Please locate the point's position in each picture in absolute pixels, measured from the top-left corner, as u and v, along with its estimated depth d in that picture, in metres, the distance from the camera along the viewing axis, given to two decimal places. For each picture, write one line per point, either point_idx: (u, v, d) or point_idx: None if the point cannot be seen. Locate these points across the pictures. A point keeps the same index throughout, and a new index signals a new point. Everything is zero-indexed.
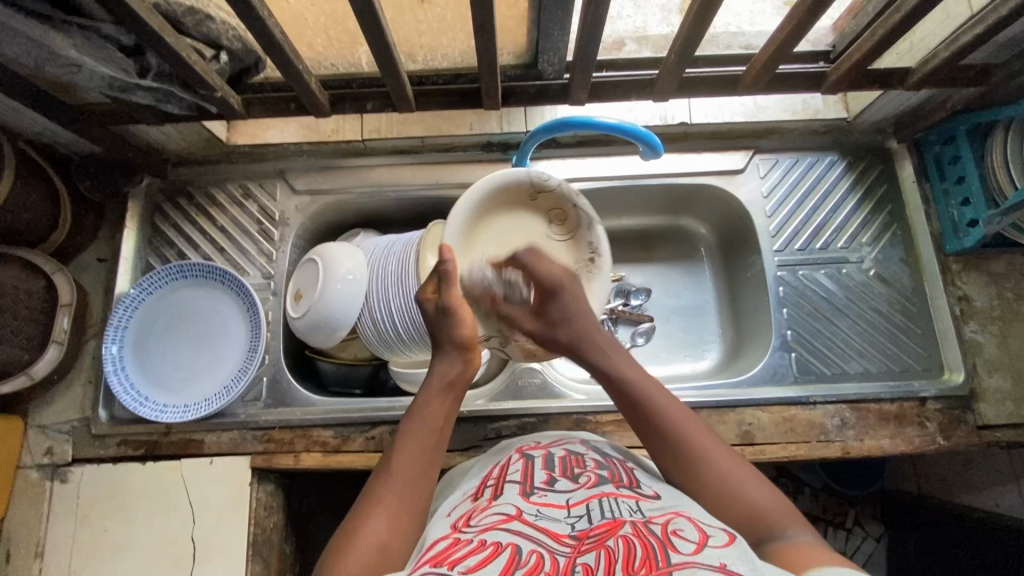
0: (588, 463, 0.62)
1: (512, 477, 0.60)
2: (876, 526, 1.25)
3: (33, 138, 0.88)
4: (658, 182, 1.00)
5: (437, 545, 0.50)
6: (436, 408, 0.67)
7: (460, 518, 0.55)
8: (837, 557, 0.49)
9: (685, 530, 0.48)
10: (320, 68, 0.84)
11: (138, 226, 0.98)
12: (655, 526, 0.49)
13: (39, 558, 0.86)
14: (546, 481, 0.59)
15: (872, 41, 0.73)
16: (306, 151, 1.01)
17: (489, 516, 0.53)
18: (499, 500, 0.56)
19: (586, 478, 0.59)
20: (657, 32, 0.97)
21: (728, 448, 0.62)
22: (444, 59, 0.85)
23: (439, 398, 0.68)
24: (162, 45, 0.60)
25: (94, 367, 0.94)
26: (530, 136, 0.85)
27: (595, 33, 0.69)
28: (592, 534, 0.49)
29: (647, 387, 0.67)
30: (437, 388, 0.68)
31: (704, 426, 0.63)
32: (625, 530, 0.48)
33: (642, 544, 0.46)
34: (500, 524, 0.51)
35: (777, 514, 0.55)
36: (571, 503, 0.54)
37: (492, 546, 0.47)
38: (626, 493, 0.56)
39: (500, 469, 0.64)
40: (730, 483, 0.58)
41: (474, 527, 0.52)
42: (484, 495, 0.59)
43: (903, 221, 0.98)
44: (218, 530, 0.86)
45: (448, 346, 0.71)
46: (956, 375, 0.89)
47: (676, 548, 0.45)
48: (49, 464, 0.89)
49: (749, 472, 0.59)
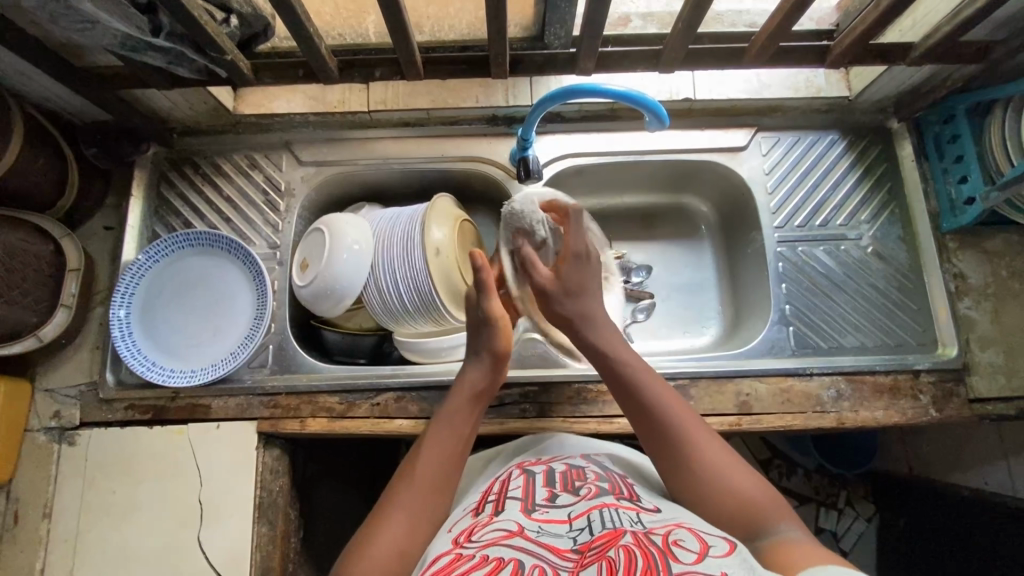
0: (589, 476, 0.65)
1: (513, 493, 0.62)
2: (867, 507, 1.31)
3: (40, 103, 0.88)
4: (660, 159, 1.01)
5: (439, 560, 0.52)
6: (462, 418, 0.70)
7: (461, 534, 0.57)
8: (830, 556, 0.52)
9: (685, 541, 0.50)
10: (328, 37, 0.85)
11: (144, 194, 0.99)
12: (656, 537, 0.51)
13: (48, 519, 0.87)
14: (547, 497, 0.61)
15: (876, 13, 0.74)
16: (312, 122, 1.01)
17: (490, 532, 0.55)
18: (501, 516, 0.58)
19: (587, 490, 0.61)
20: (663, 10, 0.97)
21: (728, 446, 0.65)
22: (451, 31, 0.86)
23: (466, 405, 0.71)
24: (176, 3, 0.60)
25: (101, 333, 0.95)
26: (536, 106, 0.85)
27: (603, 2, 0.70)
28: (594, 546, 0.50)
29: (648, 375, 0.70)
30: (468, 395, 0.72)
31: (702, 422, 0.67)
32: (626, 541, 0.49)
33: (644, 554, 0.47)
34: (502, 540, 0.53)
35: (765, 507, 0.59)
36: (573, 517, 0.56)
37: (495, 561, 0.49)
38: (626, 505, 0.58)
39: (501, 484, 0.67)
40: (726, 481, 0.61)
41: (475, 542, 0.53)
42: (485, 511, 0.60)
43: (902, 200, 0.99)
44: (225, 493, 0.87)
45: (483, 354, 0.74)
46: (950, 349, 0.92)
47: (678, 558, 0.47)
48: (57, 427, 0.91)
49: (746, 472, 0.62)
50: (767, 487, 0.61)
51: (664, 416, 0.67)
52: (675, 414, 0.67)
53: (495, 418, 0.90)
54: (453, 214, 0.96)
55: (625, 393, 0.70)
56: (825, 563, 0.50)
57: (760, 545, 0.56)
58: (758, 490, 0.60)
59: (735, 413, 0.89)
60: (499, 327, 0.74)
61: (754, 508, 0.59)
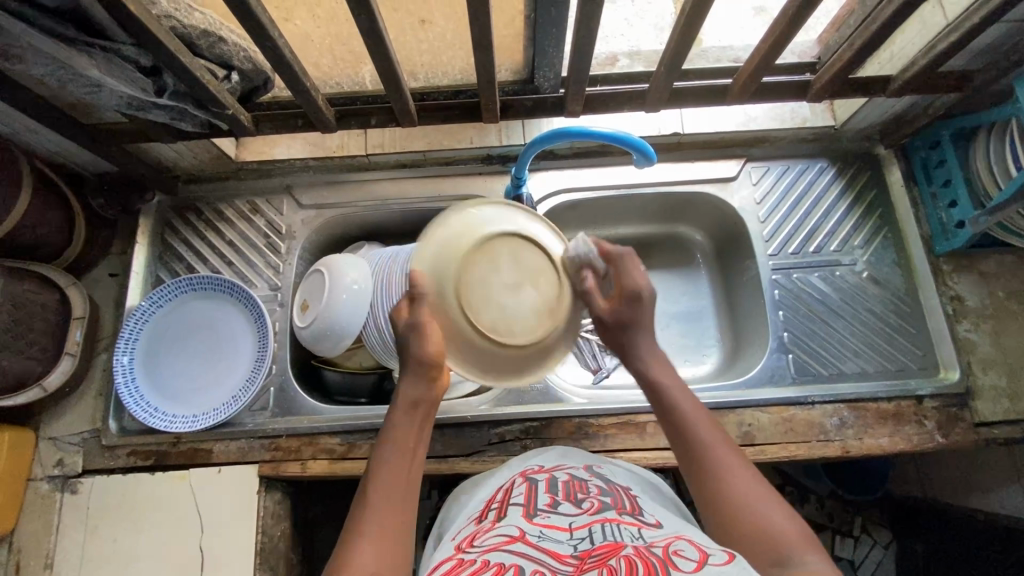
0: (591, 488, 0.64)
1: (516, 500, 0.62)
2: (885, 533, 1.24)
3: (49, 157, 0.92)
4: (653, 191, 1.03)
5: (441, 564, 0.51)
6: (409, 430, 0.66)
7: (465, 540, 0.56)
8: None
9: (686, 551, 0.49)
10: (326, 86, 0.88)
11: (149, 241, 1.01)
12: (656, 549, 0.50)
13: (49, 569, 0.86)
14: (549, 503, 0.60)
15: (852, 50, 0.76)
16: (313, 166, 1.04)
17: (493, 537, 0.54)
18: (504, 522, 0.57)
19: (589, 503, 0.60)
20: (650, 49, 1.01)
21: (766, 481, 0.61)
22: (444, 77, 0.89)
23: (410, 418, 0.67)
24: (179, 66, 0.63)
25: (104, 379, 0.96)
26: (528, 147, 0.88)
27: (587, 48, 0.73)
28: (594, 555, 0.49)
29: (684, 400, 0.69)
30: (412, 407, 0.68)
31: (740, 453, 0.64)
32: (627, 551, 0.49)
33: (644, 563, 0.46)
34: (503, 544, 0.52)
35: (797, 543, 0.54)
36: (575, 526, 0.55)
37: (495, 564, 0.48)
38: (628, 520, 0.57)
39: (504, 492, 0.66)
40: (757, 513, 0.57)
41: (477, 547, 0.53)
42: (488, 518, 0.60)
43: (893, 224, 1.00)
44: (227, 539, 0.86)
45: (413, 363, 0.67)
46: (952, 373, 0.91)
47: (677, 567, 0.46)
48: (60, 475, 0.91)
49: (781, 506, 0.58)
50: (800, 522, 0.56)
51: (699, 444, 0.64)
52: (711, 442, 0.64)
53: (496, 455, 0.90)
54: None
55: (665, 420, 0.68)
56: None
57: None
58: (789, 526, 0.56)
59: (738, 444, 0.88)
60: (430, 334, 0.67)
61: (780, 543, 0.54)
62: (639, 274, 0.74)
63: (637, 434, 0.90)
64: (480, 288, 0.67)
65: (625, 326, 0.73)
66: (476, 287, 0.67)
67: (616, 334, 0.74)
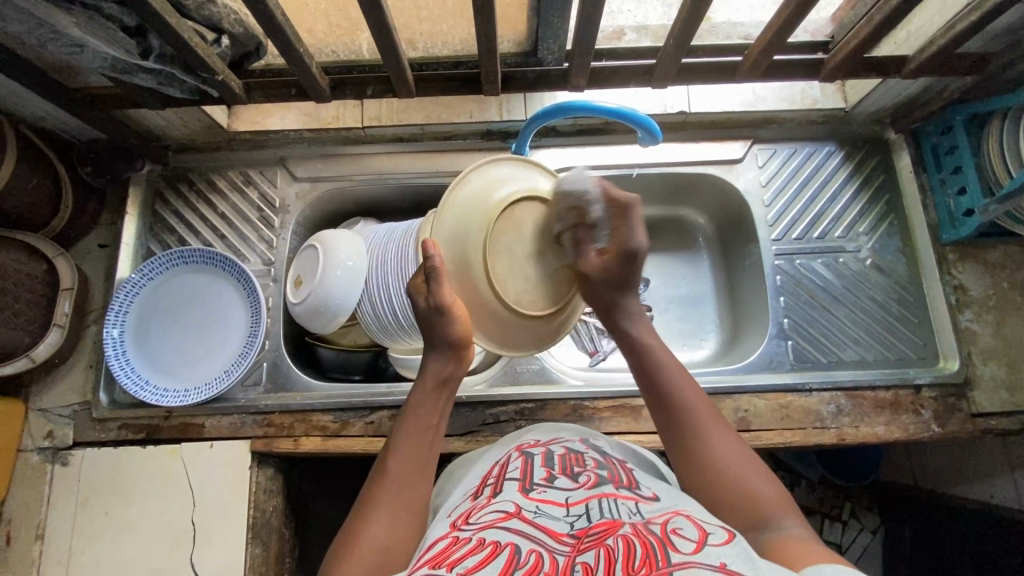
0: (588, 462, 0.63)
1: (512, 475, 0.61)
2: (872, 518, 1.25)
3: (34, 123, 0.89)
4: (656, 171, 1.00)
5: (436, 545, 0.50)
6: (430, 406, 0.67)
7: (460, 517, 0.55)
8: (829, 551, 0.48)
9: (684, 530, 0.48)
10: (321, 54, 0.85)
11: (139, 212, 0.99)
12: (655, 527, 0.48)
13: (39, 540, 0.86)
14: (545, 478, 0.59)
15: (869, 28, 0.74)
16: (307, 138, 1.01)
17: (488, 514, 0.53)
18: (499, 498, 0.56)
19: (586, 476, 0.59)
20: (657, 23, 0.97)
21: (745, 445, 0.61)
22: (443, 47, 0.86)
23: (431, 397, 0.67)
24: (165, 27, 0.60)
25: (94, 352, 0.95)
26: (529, 121, 0.85)
27: (593, 20, 0.70)
28: (592, 533, 0.48)
29: (665, 359, 0.68)
30: (430, 385, 0.68)
31: (718, 414, 0.64)
32: (625, 530, 0.48)
33: (642, 544, 0.45)
34: (499, 522, 0.51)
35: (774, 505, 0.55)
36: (571, 502, 0.54)
37: (491, 545, 0.47)
38: (625, 494, 0.56)
39: (500, 467, 0.65)
40: (735, 471, 0.58)
41: (472, 525, 0.51)
42: (484, 494, 0.59)
43: (900, 211, 0.98)
44: (218, 514, 0.86)
45: (442, 344, 0.68)
46: (951, 363, 0.90)
47: (677, 548, 0.44)
48: (50, 448, 0.90)
49: (759, 467, 0.58)
50: (777, 484, 0.57)
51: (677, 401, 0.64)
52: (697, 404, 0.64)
53: (490, 435, 0.89)
54: None
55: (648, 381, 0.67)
56: (829, 560, 0.45)
57: (761, 539, 0.52)
58: (770, 488, 0.56)
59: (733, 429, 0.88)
60: (457, 315, 0.68)
61: (762, 505, 0.55)
62: (639, 234, 0.71)
63: (632, 417, 0.89)
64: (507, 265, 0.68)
65: (622, 273, 0.70)
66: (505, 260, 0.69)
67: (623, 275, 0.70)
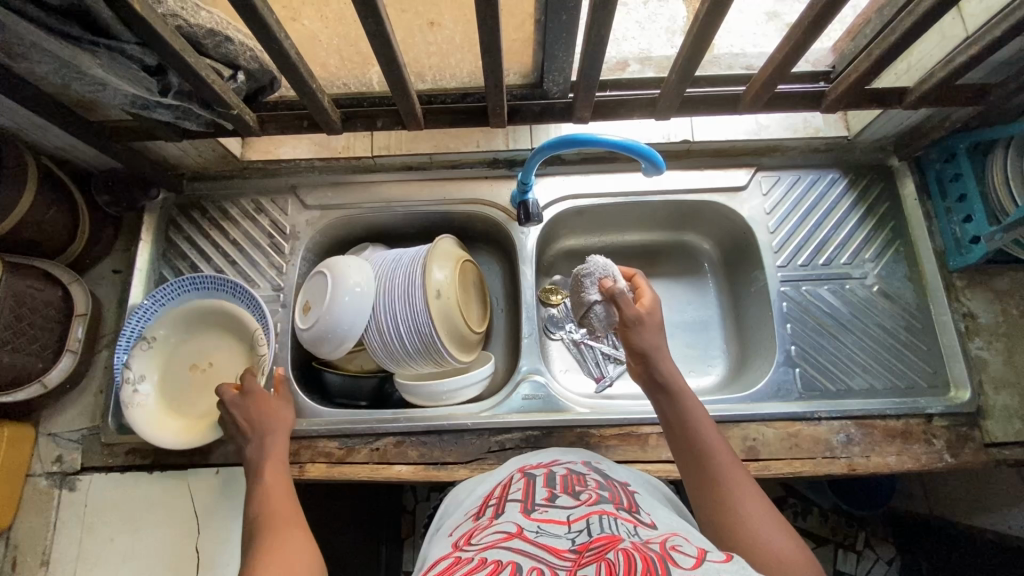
0: (590, 483, 0.62)
1: (513, 496, 0.60)
2: (887, 548, 1.23)
3: (55, 153, 0.92)
4: (661, 199, 1.02)
5: (438, 564, 0.50)
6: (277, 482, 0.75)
7: (461, 537, 0.55)
8: None
9: (683, 547, 0.48)
10: (333, 87, 0.87)
11: (153, 238, 1.01)
12: (654, 545, 0.48)
13: (44, 566, 0.86)
14: (547, 498, 0.59)
15: (870, 60, 0.75)
16: (318, 167, 1.03)
17: (489, 534, 0.52)
18: (500, 519, 0.56)
19: (587, 495, 0.59)
20: (660, 53, 0.99)
21: (770, 504, 0.60)
22: (452, 80, 0.88)
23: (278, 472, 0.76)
24: (185, 66, 0.63)
25: (105, 377, 0.96)
26: (535, 152, 0.87)
27: (598, 52, 0.71)
28: (592, 548, 0.47)
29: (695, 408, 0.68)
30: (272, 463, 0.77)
31: (744, 470, 0.64)
32: (625, 545, 0.47)
33: (642, 558, 0.44)
34: (501, 542, 0.50)
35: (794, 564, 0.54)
36: (572, 519, 0.54)
37: (493, 563, 0.46)
38: (625, 515, 0.55)
39: (502, 488, 0.65)
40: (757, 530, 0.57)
41: (475, 545, 0.51)
42: (485, 515, 0.59)
43: (906, 237, 0.98)
44: (225, 539, 0.86)
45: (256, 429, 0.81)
46: (963, 393, 0.89)
47: (676, 563, 0.44)
48: (58, 472, 0.90)
49: (780, 526, 0.58)
50: (798, 544, 0.56)
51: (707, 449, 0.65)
52: (724, 456, 0.64)
53: (495, 463, 0.89)
54: (454, 255, 0.97)
55: (671, 418, 0.69)
56: None
57: None
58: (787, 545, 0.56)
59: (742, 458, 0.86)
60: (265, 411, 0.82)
61: (785, 564, 0.54)
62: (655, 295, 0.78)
63: (639, 446, 0.89)
64: (203, 393, 0.92)
65: (650, 326, 0.73)
66: (183, 393, 0.91)
67: (652, 328, 0.73)
